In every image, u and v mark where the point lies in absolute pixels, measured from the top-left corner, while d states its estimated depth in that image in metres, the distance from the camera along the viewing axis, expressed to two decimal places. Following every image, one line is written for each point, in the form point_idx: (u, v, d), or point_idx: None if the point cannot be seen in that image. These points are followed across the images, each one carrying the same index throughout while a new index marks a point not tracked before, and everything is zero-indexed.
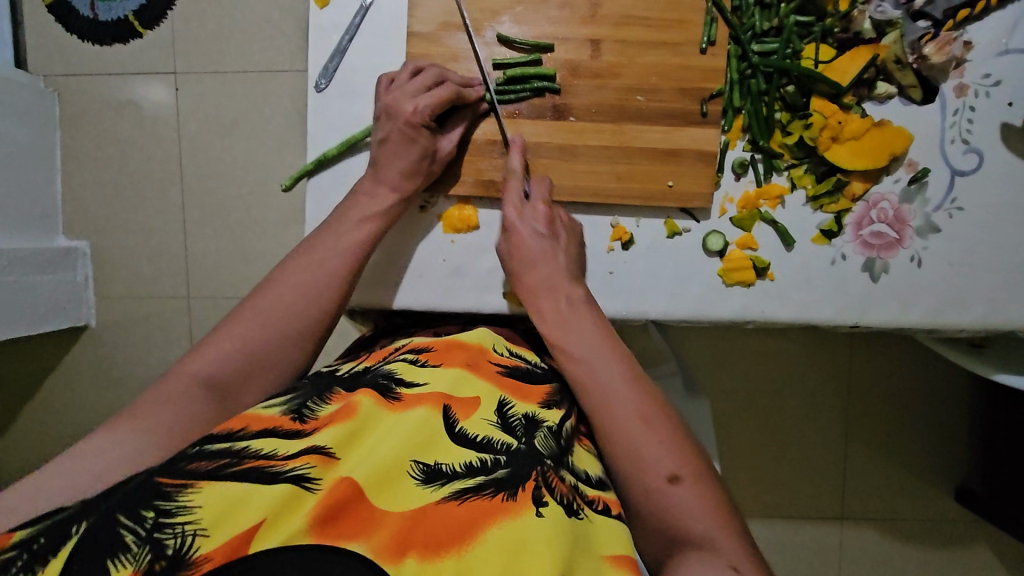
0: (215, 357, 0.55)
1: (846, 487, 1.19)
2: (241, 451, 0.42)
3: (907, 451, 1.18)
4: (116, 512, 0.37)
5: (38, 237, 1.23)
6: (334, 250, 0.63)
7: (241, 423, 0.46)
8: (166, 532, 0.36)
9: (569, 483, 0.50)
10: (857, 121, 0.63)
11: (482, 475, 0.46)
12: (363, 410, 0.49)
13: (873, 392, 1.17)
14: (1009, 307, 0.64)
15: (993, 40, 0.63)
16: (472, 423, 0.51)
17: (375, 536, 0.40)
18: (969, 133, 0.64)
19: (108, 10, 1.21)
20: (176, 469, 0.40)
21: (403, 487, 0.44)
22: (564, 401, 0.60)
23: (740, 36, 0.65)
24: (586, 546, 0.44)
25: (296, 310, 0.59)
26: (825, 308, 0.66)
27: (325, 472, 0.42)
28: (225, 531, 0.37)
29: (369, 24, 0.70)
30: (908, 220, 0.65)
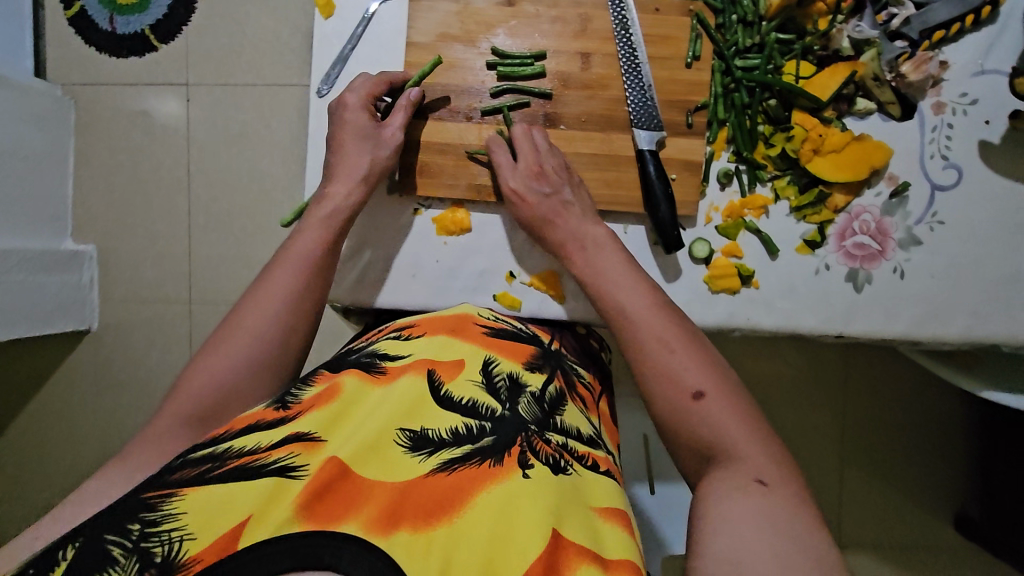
0: (210, 371, 0.57)
1: (901, 505, 1.18)
2: (224, 454, 0.45)
3: (933, 461, 1.18)
4: (102, 532, 0.39)
5: (47, 240, 1.25)
6: (300, 265, 0.63)
7: (227, 428, 0.49)
8: (153, 541, 0.38)
9: (555, 442, 0.53)
10: (838, 134, 0.65)
11: (469, 444, 0.49)
12: (347, 389, 0.52)
13: (889, 406, 1.17)
14: (991, 319, 0.65)
15: (970, 61, 0.65)
16: (456, 385, 0.54)
17: (363, 513, 0.42)
18: (948, 149, 0.65)
19: (127, 24, 1.24)
20: (161, 482, 0.43)
21: (393, 455, 0.47)
22: (547, 364, 0.63)
23: (723, 52, 0.67)
24: (573, 500, 0.48)
25: (272, 334, 0.60)
26: (810, 317, 0.67)
27: (310, 457, 0.45)
28: (210, 533, 0.39)
29: (370, 35, 0.73)
30: (890, 232, 0.66)
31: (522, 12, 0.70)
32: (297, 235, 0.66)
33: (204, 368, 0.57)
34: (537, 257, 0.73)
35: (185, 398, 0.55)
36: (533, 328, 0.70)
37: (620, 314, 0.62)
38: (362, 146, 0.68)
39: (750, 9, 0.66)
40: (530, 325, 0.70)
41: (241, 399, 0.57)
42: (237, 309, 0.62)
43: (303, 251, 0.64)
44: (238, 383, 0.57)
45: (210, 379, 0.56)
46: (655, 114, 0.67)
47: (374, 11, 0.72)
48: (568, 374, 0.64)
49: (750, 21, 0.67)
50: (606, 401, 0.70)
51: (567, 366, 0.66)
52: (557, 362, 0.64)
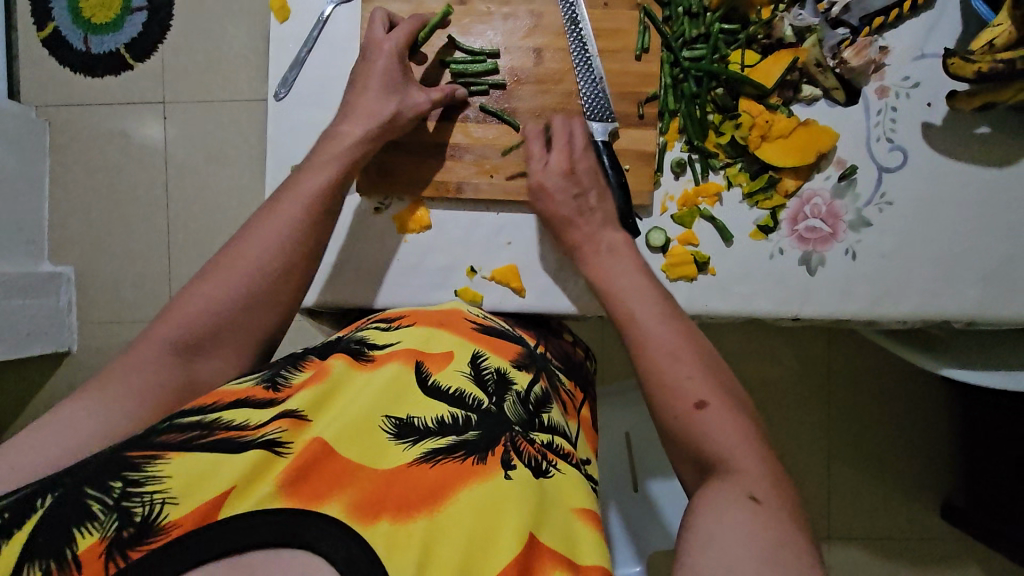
0: (186, 317, 0.54)
1: (885, 496, 1.18)
2: (212, 422, 0.44)
3: (915, 451, 1.18)
4: (84, 486, 0.39)
5: (24, 262, 1.25)
6: (307, 201, 0.61)
7: (212, 398, 0.48)
8: (133, 501, 0.38)
9: (538, 444, 0.53)
10: (783, 120, 0.66)
11: (454, 435, 0.49)
12: (335, 372, 0.52)
13: (873, 399, 1.18)
14: (945, 297, 0.66)
15: (910, 45, 0.67)
16: (444, 375, 0.55)
17: (347, 497, 0.42)
18: (893, 132, 0.67)
19: (101, 43, 1.25)
20: (146, 443, 0.42)
21: (377, 441, 0.47)
22: (532, 364, 0.63)
23: (671, 44, 0.69)
24: (552, 504, 0.49)
25: (271, 268, 0.57)
26: (768, 301, 0.68)
27: (296, 435, 0.45)
28: (191, 501, 0.39)
29: (326, 38, 0.74)
30: (840, 215, 0.67)
31: (474, 11, 0.71)
32: (306, 171, 0.64)
33: (201, 291, 0.55)
34: (499, 253, 0.73)
35: (175, 321, 0.54)
36: (517, 328, 0.70)
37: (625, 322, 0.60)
38: (368, 104, 0.66)
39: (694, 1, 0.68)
40: (516, 326, 0.71)
41: (228, 336, 0.55)
42: (241, 236, 0.60)
43: (309, 189, 0.62)
44: (229, 316, 0.55)
45: (203, 306, 0.54)
46: (608, 105, 0.69)
47: (329, 14, 0.73)
48: (552, 375, 0.64)
49: (696, 12, 0.68)
50: (587, 407, 0.70)
51: (551, 370, 0.65)
52: (541, 364, 0.64)
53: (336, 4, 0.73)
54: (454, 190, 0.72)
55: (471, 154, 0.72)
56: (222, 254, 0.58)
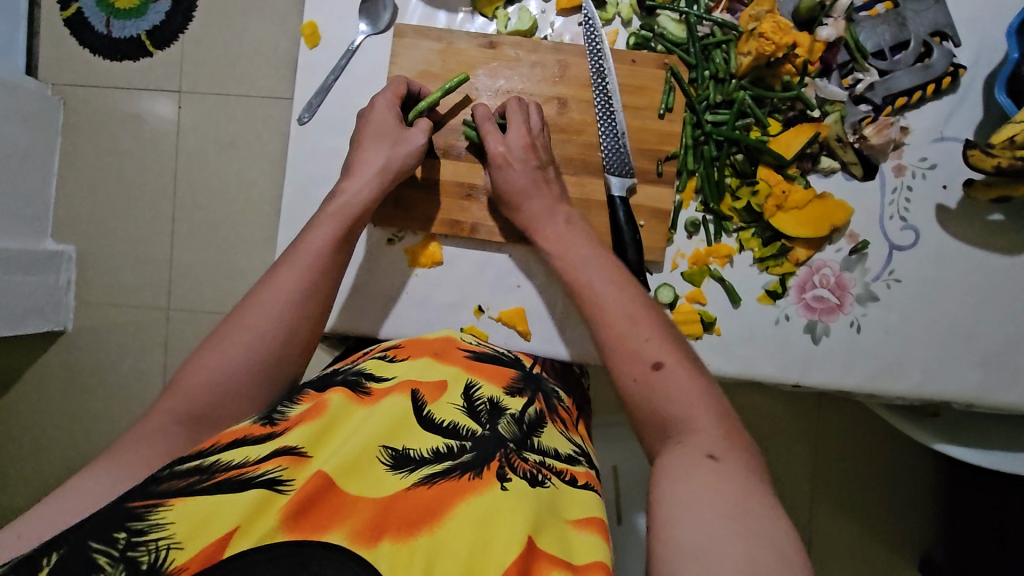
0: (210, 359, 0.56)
1: (865, 548, 1.19)
2: (212, 466, 0.44)
3: (899, 507, 1.19)
4: (87, 539, 0.38)
5: (26, 238, 1.24)
6: (312, 258, 0.62)
7: (212, 441, 0.49)
8: (139, 550, 0.38)
9: (532, 460, 0.54)
10: (800, 192, 0.67)
11: (449, 460, 0.50)
12: (333, 406, 0.53)
13: (859, 450, 1.18)
14: (942, 375, 0.67)
15: (930, 127, 0.68)
16: (438, 407, 0.56)
17: (349, 525, 0.43)
18: (907, 212, 0.68)
19: (123, 28, 1.24)
20: (148, 491, 0.42)
21: (374, 471, 0.48)
22: (526, 388, 0.64)
23: (694, 106, 0.69)
24: (549, 511, 0.49)
25: (278, 328, 0.58)
26: (768, 365, 0.69)
27: (297, 472, 0.45)
28: (197, 543, 0.39)
29: (353, 67, 0.75)
30: (848, 287, 0.68)
31: (503, 55, 0.72)
32: (311, 226, 0.65)
33: (207, 361, 0.56)
34: (506, 294, 0.75)
35: (181, 393, 0.54)
36: (516, 353, 0.71)
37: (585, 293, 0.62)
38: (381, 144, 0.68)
39: (722, 67, 0.70)
40: (514, 350, 0.72)
41: (239, 401, 0.55)
42: (244, 304, 0.60)
43: (313, 247, 0.62)
44: (241, 379, 0.56)
45: (211, 371, 0.55)
46: (627, 161, 0.69)
47: (359, 44, 0.74)
48: (548, 396, 0.66)
49: (722, 78, 0.70)
50: (584, 424, 0.70)
51: (547, 389, 0.67)
52: (536, 385, 0.66)
53: (368, 34, 0.74)
54: (469, 230, 0.74)
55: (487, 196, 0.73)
56: (249, 297, 0.60)
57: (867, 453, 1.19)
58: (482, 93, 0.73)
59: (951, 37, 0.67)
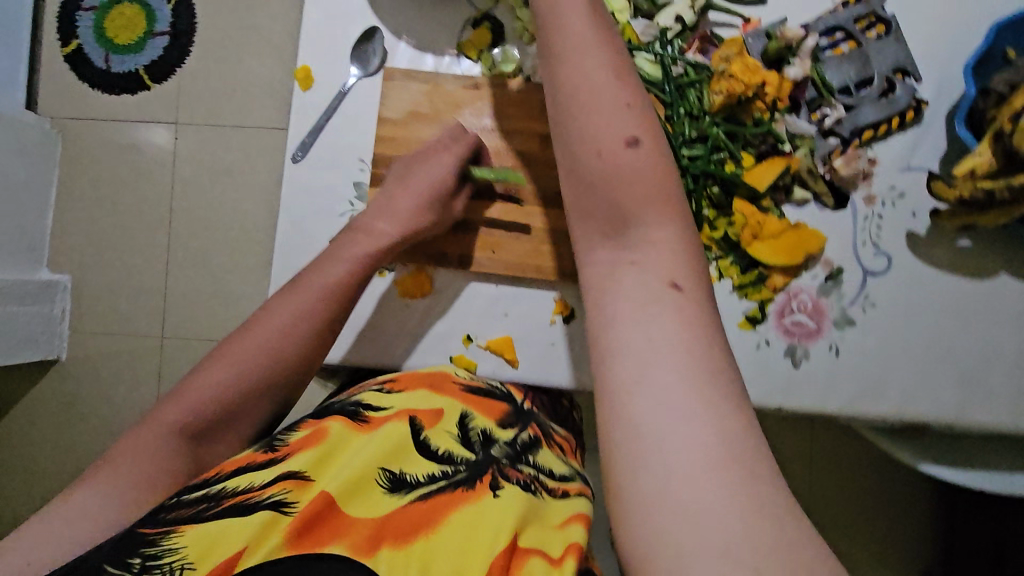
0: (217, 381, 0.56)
1: (860, 567, 1.19)
2: (218, 493, 0.46)
3: (894, 525, 1.19)
4: (103, 565, 0.40)
5: (22, 269, 1.26)
6: (325, 290, 0.64)
7: (215, 472, 0.50)
8: (155, 572, 0.40)
9: (526, 471, 0.56)
10: (775, 221, 0.70)
11: (442, 479, 0.52)
12: (333, 433, 0.54)
13: (843, 469, 1.19)
14: (919, 396, 0.70)
15: (898, 156, 0.71)
16: (434, 433, 0.56)
17: (348, 537, 0.45)
18: (879, 238, 0.71)
19: (122, 63, 1.28)
20: (157, 519, 0.44)
21: (373, 495, 0.49)
22: (518, 421, 0.65)
23: (671, 142, 0.72)
24: (537, 512, 0.51)
25: (286, 357, 0.60)
26: (749, 389, 0.71)
27: (300, 494, 0.47)
28: (209, 561, 0.41)
29: (345, 107, 0.78)
30: (825, 311, 0.71)
31: (488, 95, 0.76)
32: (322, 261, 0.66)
33: (214, 378, 0.57)
34: (493, 324, 0.77)
35: (183, 406, 0.55)
36: (509, 388, 0.72)
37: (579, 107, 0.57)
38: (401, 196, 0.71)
39: (695, 104, 0.73)
40: (507, 385, 0.74)
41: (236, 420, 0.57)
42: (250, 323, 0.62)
43: (327, 276, 0.65)
44: (243, 404, 0.57)
45: (218, 391, 0.56)
46: None
47: (351, 86, 0.77)
48: (540, 428, 0.66)
49: (696, 114, 0.73)
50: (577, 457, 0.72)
51: (541, 421, 0.68)
52: (529, 420, 0.66)
53: (359, 76, 0.78)
54: (457, 262, 0.76)
55: (475, 231, 0.76)
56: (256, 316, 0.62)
57: (851, 474, 1.19)
58: (468, 132, 0.76)
59: (912, 72, 0.70)
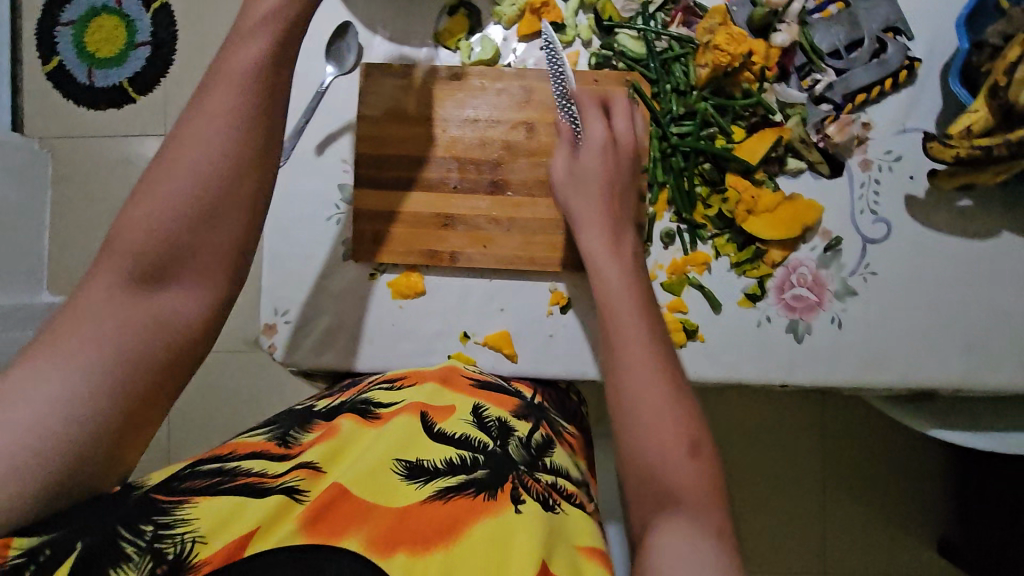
0: (149, 221, 0.46)
1: (878, 535, 1.18)
2: (233, 470, 0.48)
3: (908, 492, 1.18)
4: (116, 526, 0.41)
5: (22, 291, 1.26)
6: (229, 111, 0.48)
7: (229, 449, 0.52)
8: (165, 542, 0.41)
9: (544, 481, 0.55)
10: (769, 195, 0.69)
11: (464, 474, 0.51)
12: (344, 430, 0.55)
13: (853, 439, 1.19)
14: (928, 363, 0.69)
15: (893, 120, 0.69)
16: (449, 423, 0.57)
17: (364, 530, 0.44)
18: (877, 205, 0.69)
19: (105, 77, 1.27)
20: (172, 488, 0.45)
21: (389, 480, 0.49)
22: (531, 415, 0.65)
23: (659, 120, 0.71)
24: (558, 533, 0.49)
25: (201, 192, 0.46)
26: (753, 364, 0.70)
27: (313, 483, 0.48)
28: (221, 538, 0.42)
29: (325, 106, 0.76)
30: (825, 284, 0.70)
31: (469, 85, 0.74)
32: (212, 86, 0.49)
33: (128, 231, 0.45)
34: (491, 320, 0.76)
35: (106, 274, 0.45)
36: (518, 386, 0.72)
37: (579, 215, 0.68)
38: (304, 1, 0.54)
39: (681, 79, 0.71)
40: (512, 381, 0.73)
41: (188, 253, 0.47)
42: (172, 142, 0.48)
43: (243, 61, 0.49)
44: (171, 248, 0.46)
45: (148, 232, 0.46)
46: None
47: (329, 83, 0.75)
48: (550, 423, 0.67)
49: (683, 89, 0.71)
50: (585, 449, 0.72)
51: (551, 419, 0.68)
52: (540, 414, 0.67)
53: (336, 74, 0.75)
54: (448, 258, 0.75)
55: (465, 225, 0.75)
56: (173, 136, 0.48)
57: (861, 443, 1.19)
58: (451, 125, 0.74)
59: (903, 31, 0.69)
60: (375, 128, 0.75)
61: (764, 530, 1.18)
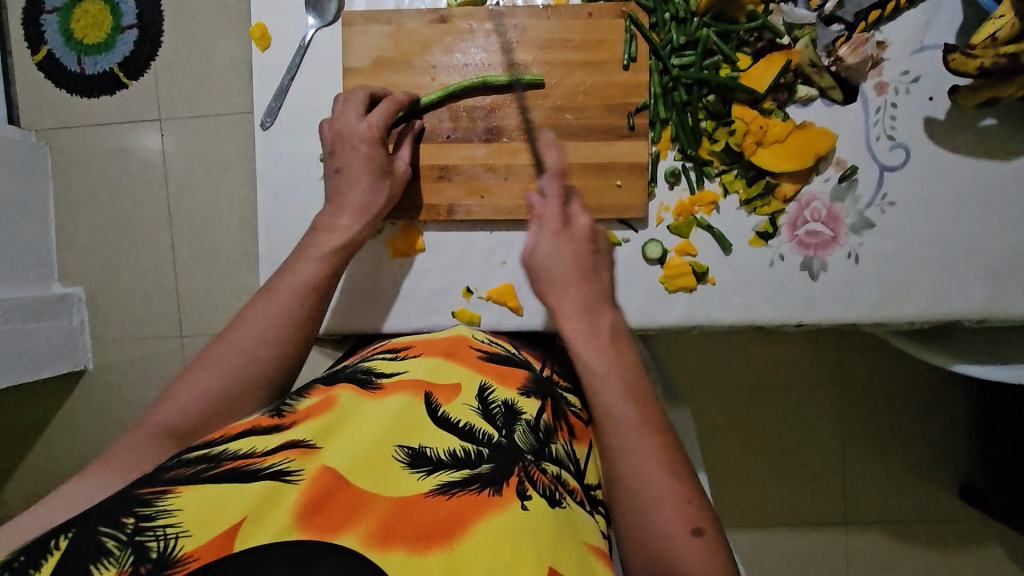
0: (193, 395, 0.53)
1: (900, 482, 1.17)
2: (219, 455, 0.44)
3: (930, 437, 1.16)
4: (96, 524, 0.38)
5: (33, 285, 1.26)
6: (301, 286, 0.62)
7: (220, 434, 0.49)
8: (147, 535, 0.37)
9: (550, 474, 0.53)
10: (779, 125, 0.68)
11: (468, 468, 0.49)
12: (342, 403, 0.53)
13: (870, 386, 1.16)
14: (948, 293, 0.68)
15: (909, 39, 0.68)
16: (453, 408, 0.55)
17: (361, 528, 0.42)
18: (893, 130, 0.68)
19: (95, 64, 1.23)
20: (157, 478, 0.42)
21: (391, 473, 0.47)
22: (538, 390, 0.64)
23: (659, 52, 0.69)
24: (567, 534, 0.48)
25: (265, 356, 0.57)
26: (767, 308, 0.71)
27: (306, 463, 0.45)
28: (208, 532, 0.38)
29: (308, 63, 0.75)
30: (841, 217, 0.69)
31: (456, 29, 0.72)
32: (293, 262, 0.64)
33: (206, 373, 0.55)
34: (493, 273, 0.75)
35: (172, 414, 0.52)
36: (523, 354, 0.72)
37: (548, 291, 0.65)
38: (348, 182, 0.68)
39: (681, 7, 0.69)
40: (522, 350, 0.72)
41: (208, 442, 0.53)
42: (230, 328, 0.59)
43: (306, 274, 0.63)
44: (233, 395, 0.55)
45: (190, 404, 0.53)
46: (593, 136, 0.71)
47: (310, 38, 0.74)
48: (557, 404, 0.65)
49: (683, 18, 0.69)
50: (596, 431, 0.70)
51: (557, 394, 0.67)
52: (546, 391, 0.65)
53: (317, 27, 0.74)
54: (445, 212, 0.74)
55: (463, 176, 0.73)
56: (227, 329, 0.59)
57: (877, 392, 1.16)
58: (440, 71, 0.73)
59: None
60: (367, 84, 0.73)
61: (782, 486, 1.17)
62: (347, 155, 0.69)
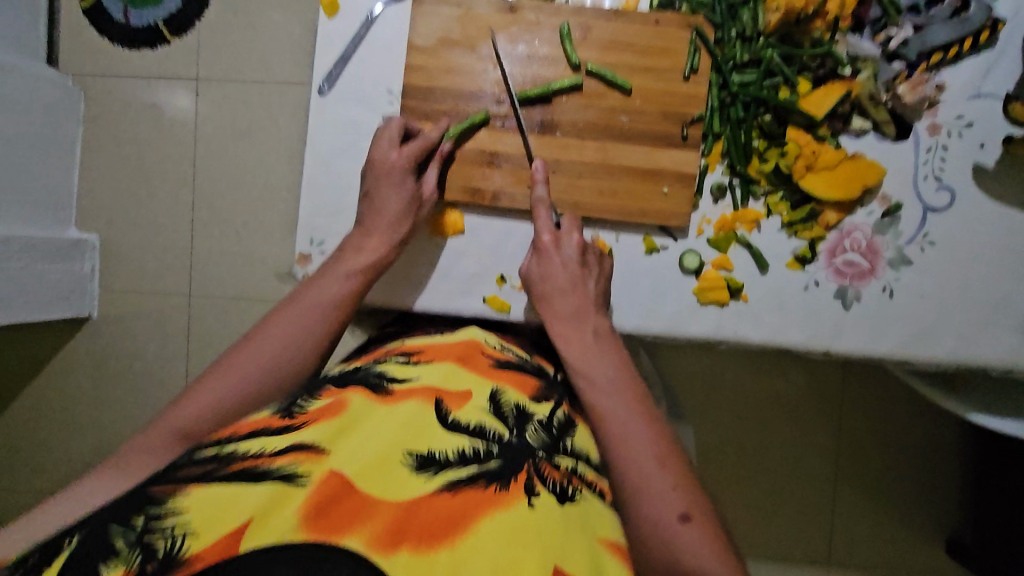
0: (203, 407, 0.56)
1: (887, 529, 1.17)
2: (228, 455, 0.45)
3: (920, 487, 1.17)
4: (106, 523, 0.40)
5: (49, 227, 1.25)
6: (326, 301, 0.67)
7: (233, 429, 0.50)
8: (156, 535, 0.39)
9: (562, 470, 0.53)
10: (830, 152, 0.69)
11: (475, 465, 0.49)
12: (353, 405, 0.52)
13: (866, 431, 1.16)
14: (973, 337, 0.70)
15: (968, 83, 0.69)
16: (464, 413, 0.54)
17: (369, 529, 0.42)
18: (941, 171, 0.70)
19: (140, 16, 1.25)
20: (168, 478, 0.43)
21: (397, 476, 0.46)
22: (552, 394, 0.65)
23: (721, 66, 0.71)
24: (576, 529, 0.47)
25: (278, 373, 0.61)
26: (798, 332, 0.72)
27: (312, 466, 0.45)
28: (215, 531, 0.40)
29: (372, 36, 0.76)
30: (880, 251, 0.71)
31: (522, 19, 0.73)
32: (317, 277, 0.69)
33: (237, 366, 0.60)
34: None
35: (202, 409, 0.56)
36: (538, 362, 0.72)
37: (542, 303, 0.71)
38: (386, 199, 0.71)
39: (749, 25, 0.71)
40: (535, 355, 0.74)
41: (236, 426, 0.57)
42: (239, 348, 0.63)
43: (325, 297, 0.67)
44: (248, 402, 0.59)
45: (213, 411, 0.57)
46: (645, 142, 0.72)
47: (377, 13, 0.75)
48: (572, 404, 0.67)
49: (749, 36, 0.71)
50: None
51: (570, 396, 0.68)
52: (562, 392, 0.67)
53: (385, 3, 0.75)
54: (490, 198, 0.75)
55: (509, 164, 0.74)
56: (239, 345, 0.63)
57: (872, 439, 1.17)
58: (503, 59, 0.74)
59: None
60: (428, 61, 0.74)
61: (770, 520, 1.17)
62: (371, 181, 0.72)
